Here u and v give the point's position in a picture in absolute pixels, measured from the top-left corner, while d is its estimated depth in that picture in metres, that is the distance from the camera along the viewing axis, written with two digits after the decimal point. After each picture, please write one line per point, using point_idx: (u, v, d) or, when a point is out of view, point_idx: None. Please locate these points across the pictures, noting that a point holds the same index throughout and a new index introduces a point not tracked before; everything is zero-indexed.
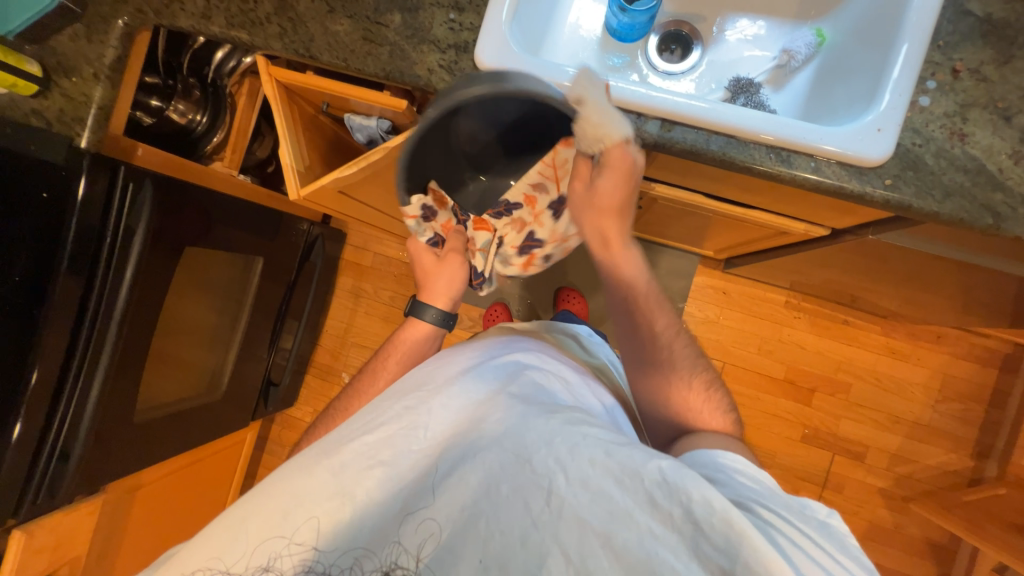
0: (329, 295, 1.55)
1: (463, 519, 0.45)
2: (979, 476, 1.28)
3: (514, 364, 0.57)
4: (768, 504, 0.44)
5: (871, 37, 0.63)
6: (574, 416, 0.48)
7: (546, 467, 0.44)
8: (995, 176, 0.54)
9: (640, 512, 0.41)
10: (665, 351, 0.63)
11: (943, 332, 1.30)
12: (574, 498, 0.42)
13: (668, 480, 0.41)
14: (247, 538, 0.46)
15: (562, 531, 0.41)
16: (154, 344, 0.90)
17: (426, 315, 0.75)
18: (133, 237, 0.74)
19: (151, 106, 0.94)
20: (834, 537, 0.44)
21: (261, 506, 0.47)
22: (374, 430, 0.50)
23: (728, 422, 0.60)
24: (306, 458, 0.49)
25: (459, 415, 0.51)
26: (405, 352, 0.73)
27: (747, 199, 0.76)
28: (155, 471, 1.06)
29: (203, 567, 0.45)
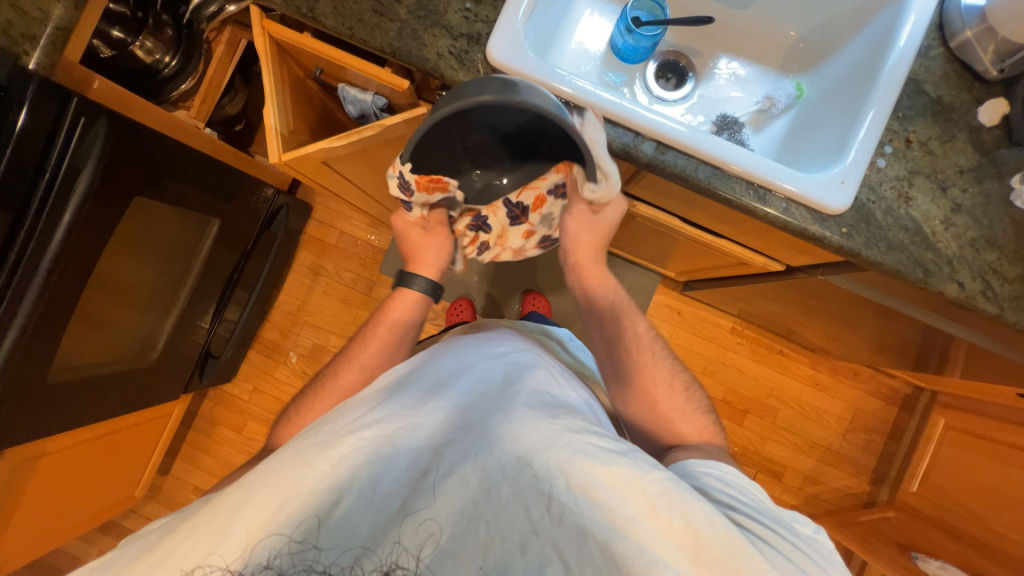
0: (284, 269, 1.47)
1: (463, 518, 0.45)
2: (874, 499, 1.44)
3: (511, 369, 0.59)
4: (759, 516, 0.48)
5: (843, 99, 0.70)
6: (574, 424, 0.48)
7: (547, 473, 0.45)
8: (928, 238, 0.62)
9: (642, 523, 0.42)
10: (647, 356, 0.71)
11: (858, 369, 1.46)
12: (575, 502, 0.44)
13: (664, 494, 0.43)
14: (241, 528, 0.43)
15: (562, 538, 0.43)
16: (83, 301, 0.80)
17: (414, 284, 0.77)
18: (77, 177, 0.67)
19: (113, 37, 0.85)
20: (820, 550, 0.48)
21: (254, 499, 0.44)
22: (371, 426, 0.49)
23: (708, 422, 0.66)
24: (298, 448, 0.48)
25: (458, 414, 0.52)
26: (395, 322, 0.74)
27: (717, 228, 0.81)
28: (64, 439, 0.94)
29: (206, 565, 0.42)
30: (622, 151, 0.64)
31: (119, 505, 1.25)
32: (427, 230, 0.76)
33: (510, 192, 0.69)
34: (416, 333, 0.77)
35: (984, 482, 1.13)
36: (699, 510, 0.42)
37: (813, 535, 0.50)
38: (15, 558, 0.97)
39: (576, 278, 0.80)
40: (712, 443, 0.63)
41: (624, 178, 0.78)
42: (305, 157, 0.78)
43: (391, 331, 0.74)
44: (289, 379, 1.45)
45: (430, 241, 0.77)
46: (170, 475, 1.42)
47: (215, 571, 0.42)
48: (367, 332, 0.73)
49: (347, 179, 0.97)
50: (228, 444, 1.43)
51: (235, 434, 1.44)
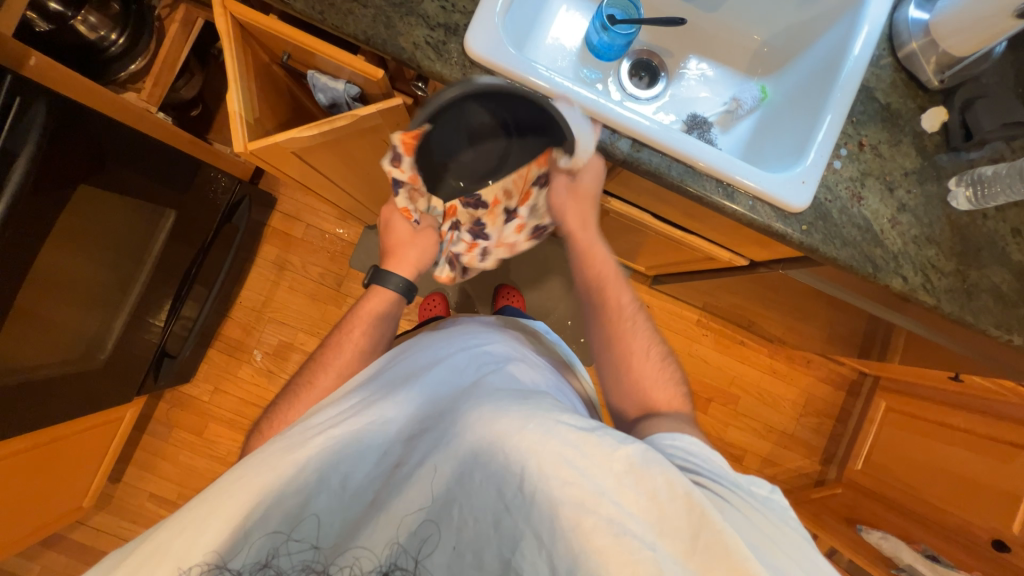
0: (247, 263, 1.40)
1: (437, 508, 0.45)
2: (824, 478, 1.55)
3: (483, 359, 0.59)
4: (720, 483, 0.50)
5: (803, 102, 0.74)
6: (545, 405, 0.49)
7: (517, 453, 0.44)
8: (877, 235, 0.67)
9: (610, 494, 0.42)
10: (627, 325, 0.70)
11: (811, 357, 1.56)
12: (546, 481, 0.43)
13: (633, 468, 0.44)
14: (216, 526, 0.41)
15: (535, 516, 0.43)
16: (22, 299, 0.73)
17: (388, 282, 0.76)
18: (13, 163, 0.62)
19: (49, 8, 0.77)
20: (776, 510, 0.51)
21: (227, 502, 0.43)
22: (340, 424, 0.49)
23: (677, 393, 0.65)
24: (264, 453, 0.47)
25: (428, 407, 0.53)
26: (369, 321, 0.73)
27: (686, 224, 0.85)
28: (1, 449, 0.87)
29: (200, 561, 0.40)
30: (599, 148, 0.65)
31: (64, 516, 1.16)
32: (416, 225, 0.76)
33: (499, 197, 0.76)
34: (392, 329, 0.75)
35: (920, 459, 1.24)
36: (664, 479, 0.44)
37: (769, 495, 0.52)
38: None
39: (564, 245, 0.79)
40: (681, 411, 0.62)
41: (599, 175, 0.79)
42: (274, 147, 0.74)
43: (367, 332, 0.71)
44: (253, 379, 1.39)
45: (415, 240, 0.77)
46: (122, 483, 1.33)
47: (206, 568, 0.40)
48: (342, 335, 0.71)
49: (316, 171, 0.93)
50: (187, 448, 1.36)
51: (194, 438, 1.36)
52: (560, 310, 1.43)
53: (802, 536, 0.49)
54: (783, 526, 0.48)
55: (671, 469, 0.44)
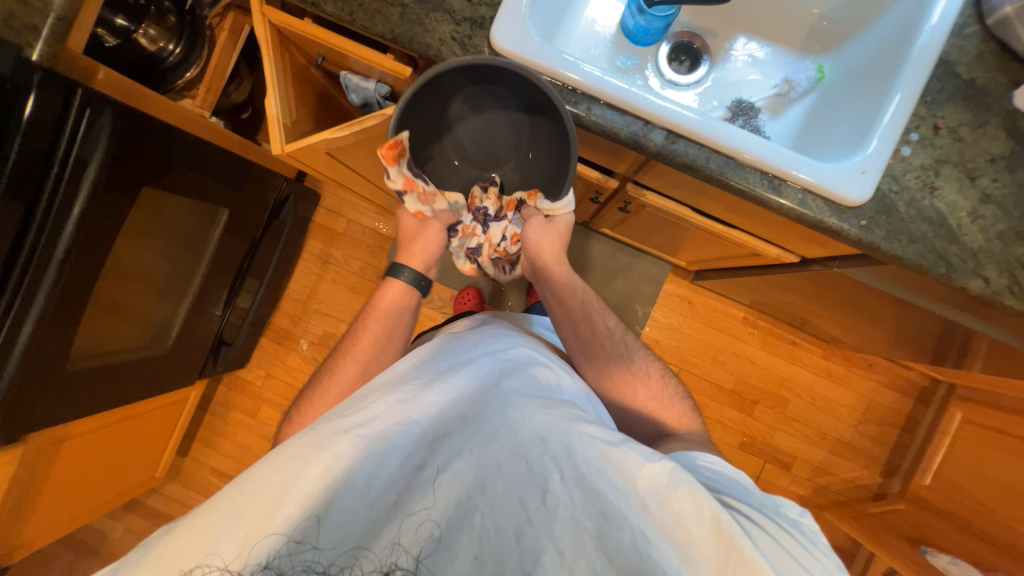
0: (294, 257, 1.48)
1: (458, 513, 0.44)
2: (884, 491, 1.42)
3: (507, 366, 0.60)
4: (748, 502, 0.49)
5: (868, 82, 0.66)
6: (568, 414, 0.50)
7: (543, 466, 0.45)
8: (953, 230, 0.59)
9: (635, 517, 0.43)
10: (622, 346, 0.73)
11: (874, 360, 1.43)
12: (569, 496, 0.44)
13: (660, 487, 0.44)
14: (242, 522, 0.42)
15: (557, 530, 0.43)
16: (99, 290, 0.82)
17: (401, 275, 0.74)
18: (86, 169, 0.68)
19: (117, 25, 0.84)
20: (807, 533, 0.48)
21: (254, 498, 0.43)
22: (367, 422, 0.49)
23: (684, 408, 0.69)
24: (293, 447, 0.47)
25: (453, 410, 0.52)
26: (385, 312, 0.73)
27: (728, 218, 0.79)
28: (85, 424, 0.97)
29: (203, 564, 0.40)
30: (631, 140, 0.61)
31: (140, 485, 1.29)
32: (423, 221, 0.74)
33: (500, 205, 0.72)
34: (409, 321, 0.74)
35: (1002, 478, 1.11)
36: (693, 501, 0.44)
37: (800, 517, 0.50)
38: (45, 534, 1.02)
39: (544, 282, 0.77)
40: (692, 431, 0.65)
41: (633, 168, 0.76)
42: (308, 147, 0.77)
43: (384, 325, 0.72)
44: (300, 366, 1.48)
45: (421, 232, 0.74)
46: (188, 457, 1.46)
47: (215, 571, 0.40)
48: (360, 329, 0.71)
49: (351, 168, 0.96)
50: (243, 428, 1.47)
51: (250, 419, 1.47)
52: None
53: (833, 563, 0.47)
54: (818, 555, 0.46)
55: (699, 491, 0.44)
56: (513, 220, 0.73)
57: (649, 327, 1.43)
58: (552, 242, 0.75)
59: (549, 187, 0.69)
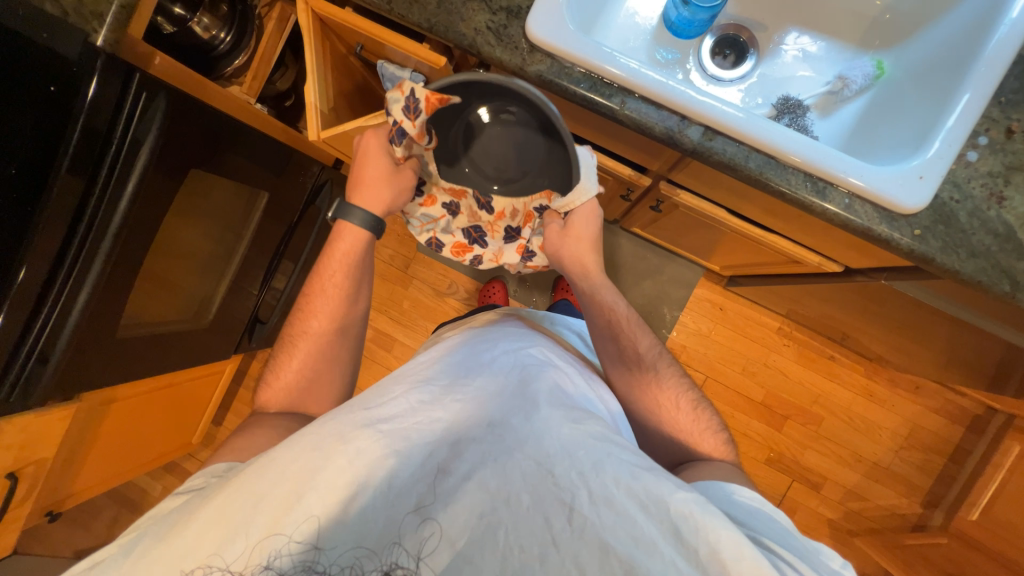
0: (328, 242, 1.53)
1: (481, 525, 0.43)
2: (925, 523, 1.33)
3: (528, 371, 0.59)
4: (787, 547, 0.46)
5: (933, 81, 0.61)
6: (595, 430, 0.51)
7: (570, 482, 0.45)
8: (1022, 245, 0.54)
9: (666, 544, 0.43)
10: (653, 373, 0.68)
11: (922, 383, 1.33)
12: (597, 516, 0.44)
13: (691, 513, 0.43)
14: (258, 515, 0.43)
15: (582, 552, 0.42)
16: (147, 263, 0.87)
17: (351, 216, 0.70)
18: (139, 148, 0.72)
19: (174, 13, 0.89)
20: None
21: (273, 490, 0.44)
22: (391, 420, 0.49)
23: (719, 443, 0.65)
24: (314, 438, 0.47)
25: (477, 414, 0.52)
26: (343, 258, 0.71)
27: (767, 222, 0.75)
28: (130, 388, 1.04)
29: (201, 565, 0.41)
30: (666, 136, 0.59)
31: (178, 450, 1.38)
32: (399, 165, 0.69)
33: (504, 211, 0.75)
34: (365, 266, 0.72)
35: None
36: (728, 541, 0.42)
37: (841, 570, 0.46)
38: (93, 488, 1.10)
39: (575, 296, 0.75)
40: (726, 461, 0.62)
41: (667, 166, 0.73)
42: (343, 133, 0.79)
43: (347, 275, 0.71)
44: None
45: (392, 178, 0.69)
46: (222, 427, 1.55)
47: (216, 572, 0.41)
48: (324, 280, 0.71)
49: None
50: None
51: None
52: None
53: None
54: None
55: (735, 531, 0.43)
56: (534, 233, 0.77)
57: (676, 332, 1.39)
58: (578, 251, 0.73)
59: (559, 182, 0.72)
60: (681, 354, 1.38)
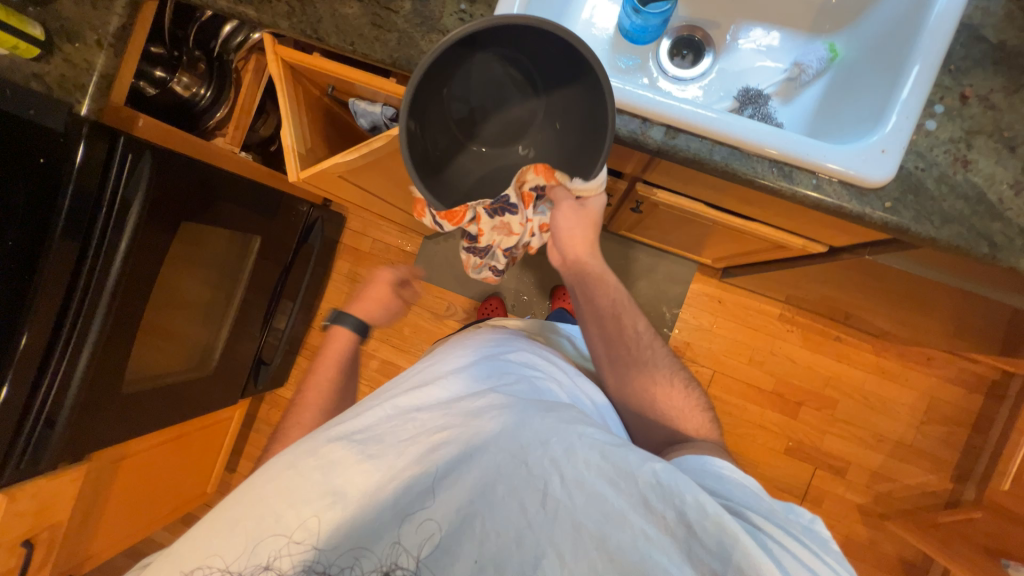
0: (325, 278, 1.55)
1: (458, 517, 0.45)
2: (957, 498, 1.29)
3: (507, 368, 0.58)
4: (758, 509, 0.47)
5: (884, 56, 0.62)
6: (569, 415, 0.50)
7: (542, 469, 0.45)
8: (994, 206, 0.54)
9: (636, 516, 0.42)
10: (649, 351, 0.70)
11: (933, 354, 1.31)
12: (569, 498, 0.44)
13: (660, 483, 0.43)
14: (248, 528, 0.45)
15: (558, 534, 0.42)
16: (146, 318, 0.89)
17: (346, 323, 0.88)
18: (130, 209, 0.74)
19: (155, 76, 0.93)
20: (816, 538, 0.47)
21: (257, 501, 0.46)
22: (366, 430, 0.50)
23: (706, 421, 0.66)
24: (292, 453, 0.48)
25: (451, 411, 0.51)
26: (337, 356, 0.88)
27: (745, 211, 0.76)
28: (139, 443, 1.05)
29: (206, 566, 0.44)
30: (631, 139, 0.60)
31: (194, 501, 1.37)
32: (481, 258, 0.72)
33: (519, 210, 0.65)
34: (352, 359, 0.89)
35: None
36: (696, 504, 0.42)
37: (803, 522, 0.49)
38: (111, 548, 1.10)
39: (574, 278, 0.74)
40: (708, 439, 0.62)
41: (640, 167, 0.74)
42: (323, 171, 0.81)
43: (345, 366, 0.88)
44: None
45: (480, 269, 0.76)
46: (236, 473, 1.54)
47: (216, 572, 0.44)
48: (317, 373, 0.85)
49: (367, 189, 1.00)
50: None
51: None
52: None
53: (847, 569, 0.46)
54: (822, 557, 0.44)
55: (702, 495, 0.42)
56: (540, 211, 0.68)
57: (678, 329, 1.39)
58: (579, 232, 0.72)
59: (577, 164, 0.61)
60: (685, 352, 1.37)
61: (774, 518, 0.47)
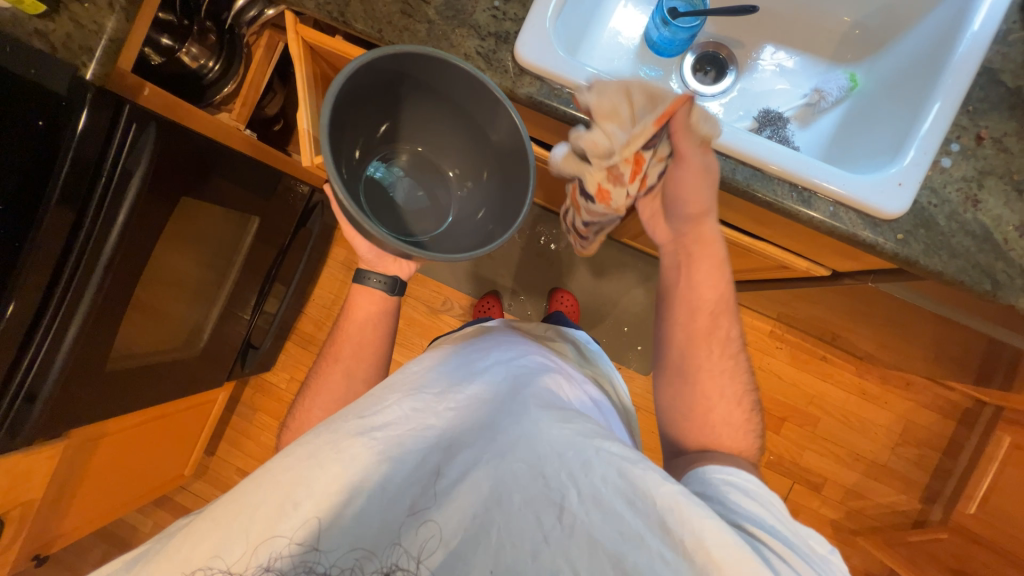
0: (320, 264, 1.52)
1: (473, 525, 0.45)
2: (924, 519, 1.34)
3: (522, 373, 0.57)
4: (774, 533, 0.47)
5: (905, 91, 0.64)
6: (588, 429, 0.50)
7: (559, 483, 0.46)
8: (999, 245, 0.56)
9: (653, 538, 0.43)
10: (715, 359, 0.62)
11: (912, 379, 1.36)
12: (586, 514, 0.44)
13: (678, 507, 0.43)
14: (256, 523, 0.44)
15: (573, 549, 0.43)
16: (136, 294, 0.86)
17: (370, 281, 0.74)
18: (129, 180, 0.71)
19: (162, 44, 0.88)
20: (831, 568, 0.47)
21: (268, 495, 0.45)
22: (384, 426, 0.49)
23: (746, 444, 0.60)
24: (308, 447, 0.47)
25: (471, 416, 0.51)
26: (360, 324, 0.74)
27: (755, 230, 0.77)
28: (120, 421, 1.02)
29: (204, 566, 0.43)
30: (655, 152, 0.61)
31: (169, 483, 1.34)
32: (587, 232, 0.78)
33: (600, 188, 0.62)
34: (386, 325, 0.76)
35: None
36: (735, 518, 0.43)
37: (826, 555, 0.48)
38: (81, 528, 1.06)
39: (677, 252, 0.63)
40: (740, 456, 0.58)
41: None
42: None
43: (371, 334, 0.73)
44: None
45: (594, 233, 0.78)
46: (215, 457, 1.51)
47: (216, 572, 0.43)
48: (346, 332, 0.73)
49: None
50: (268, 430, 1.51)
51: (274, 421, 1.51)
52: (614, 317, 1.41)
53: None
54: None
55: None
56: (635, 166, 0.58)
57: None
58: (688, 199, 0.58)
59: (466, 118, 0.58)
60: None
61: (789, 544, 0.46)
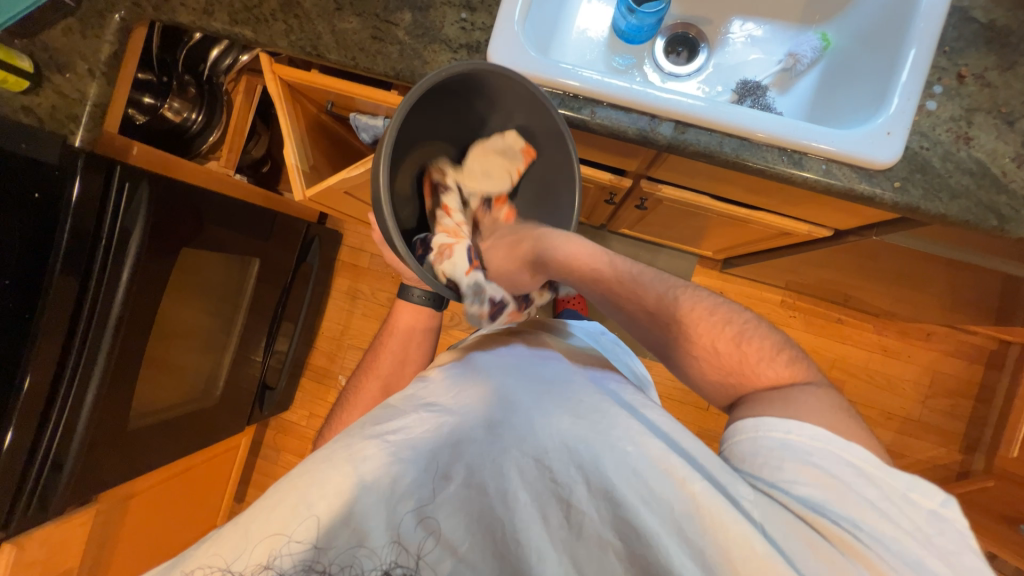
0: (324, 297, 1.53)
1: (481, 523, 0.43)
2: (967, 469, 1.32)
3: (530, 371, 0.57)
4: (837, 507, 0.40)
5: (877, 43, 0.64)
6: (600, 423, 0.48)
7: (567, 477, 0.44)
8: (998, 179, 0.55)
9: (664, 535, 0.41)
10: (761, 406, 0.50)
11: (932, 329, 1.34)
12: (595, 511, 0.43)
13: (699, 511, 0.40)
14: (265, 521, 0.41)
15: (582, 549, 0.42)
16: (149, 348, 0.86)
17: (412, 296, 0.80)
18: (130, 239, 0.72)
19: (144, 103, 0.90)
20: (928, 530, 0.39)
21: (281, 498, 0.42)
22: (397, 431, 0.48)
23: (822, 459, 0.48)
24: (326, 449, 0.46)
25: (479, 414, 0.51)
26: (402, 337, 0.80)
27: (751, 201, 0.77)
28: (147, 479, 1.02)
29: (204, 565, 0.39)
30: (639, 137, 0.61)
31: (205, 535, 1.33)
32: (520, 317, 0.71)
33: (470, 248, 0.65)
34: (423, 336, 0.81)
35: None
36: (827, 482, 0.42)
37: (932, 507, 0.41)
38: None
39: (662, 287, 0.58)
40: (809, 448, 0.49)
41: (645, 164, 0.75)
42: (327, 188, 0.81)
43: (409, 346, 0.80)
44: None
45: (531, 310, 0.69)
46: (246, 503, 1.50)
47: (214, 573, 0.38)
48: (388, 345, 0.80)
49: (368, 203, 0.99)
50: None
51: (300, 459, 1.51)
52: None
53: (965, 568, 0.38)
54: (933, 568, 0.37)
55: (845, 484, 0.41)
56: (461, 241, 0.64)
57: None
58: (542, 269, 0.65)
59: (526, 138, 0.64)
60: None
61: (857, 522, 0.39)
